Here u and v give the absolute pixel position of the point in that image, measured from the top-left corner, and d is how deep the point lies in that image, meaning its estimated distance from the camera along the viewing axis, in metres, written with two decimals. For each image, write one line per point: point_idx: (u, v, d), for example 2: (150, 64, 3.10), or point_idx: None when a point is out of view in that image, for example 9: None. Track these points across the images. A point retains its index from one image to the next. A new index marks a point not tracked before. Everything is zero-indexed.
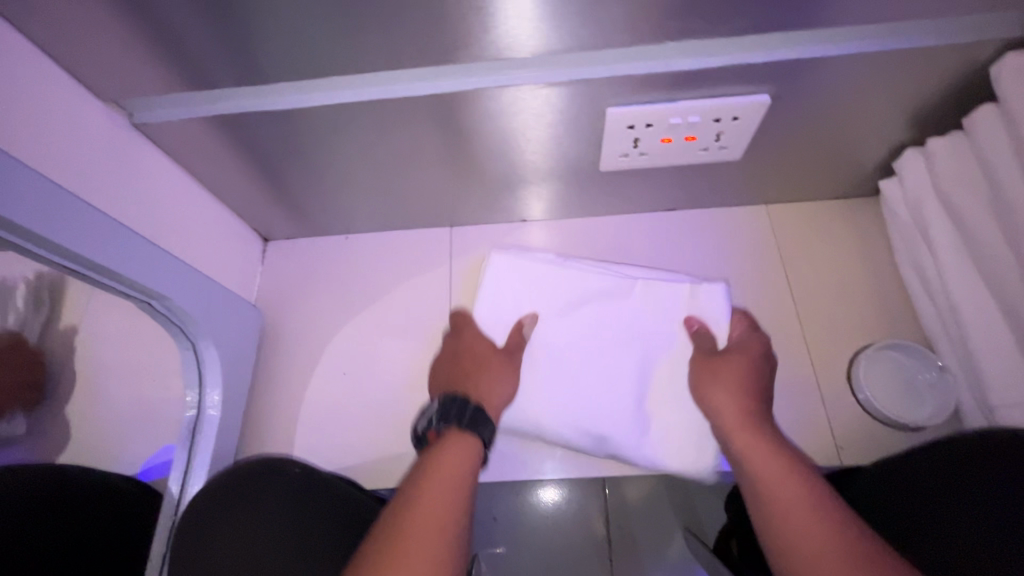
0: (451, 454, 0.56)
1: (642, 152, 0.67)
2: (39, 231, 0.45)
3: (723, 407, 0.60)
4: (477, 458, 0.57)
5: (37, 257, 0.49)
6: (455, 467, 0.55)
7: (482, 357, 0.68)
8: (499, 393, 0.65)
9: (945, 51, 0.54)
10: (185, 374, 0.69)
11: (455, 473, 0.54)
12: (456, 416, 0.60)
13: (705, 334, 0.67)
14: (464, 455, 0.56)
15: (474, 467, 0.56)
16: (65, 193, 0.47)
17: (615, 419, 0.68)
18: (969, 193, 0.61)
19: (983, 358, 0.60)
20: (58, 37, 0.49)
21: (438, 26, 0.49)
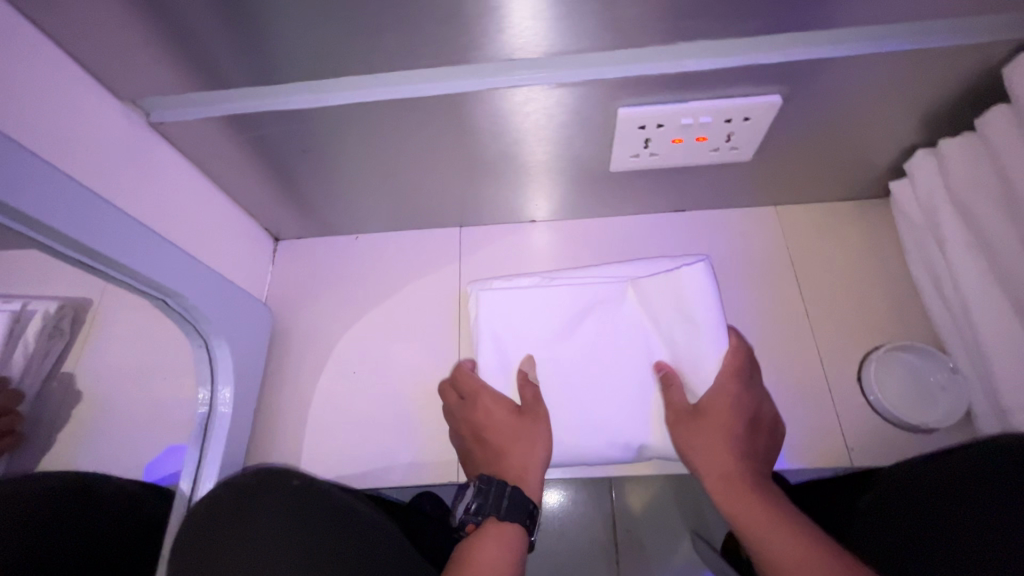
0: (495, 538, 0.57)
1: (652, 152, 0.67)
2: (57, 226, 0.45)
3: (706, 463, 0.60)
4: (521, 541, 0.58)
5: (54, 254, 0.49)
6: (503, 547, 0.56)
7: (502, 426, 0.66)
8: (534, 460, 0.64)
9: (958, 52, 0.54)
10: (197, 371, 0.69)
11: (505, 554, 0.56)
12: (498, 502, 0.59)
13: (674, 387, 0.65)
14: (510, 541, 0.57)
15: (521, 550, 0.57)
16: (81, 190, 0.47)
17: (633, 418, 0.67)
18: (982, 194, 0.61)
19: (996, 360, 0.60)
20: (79, 36, 0.50)
21: (452, 26, 0.50)
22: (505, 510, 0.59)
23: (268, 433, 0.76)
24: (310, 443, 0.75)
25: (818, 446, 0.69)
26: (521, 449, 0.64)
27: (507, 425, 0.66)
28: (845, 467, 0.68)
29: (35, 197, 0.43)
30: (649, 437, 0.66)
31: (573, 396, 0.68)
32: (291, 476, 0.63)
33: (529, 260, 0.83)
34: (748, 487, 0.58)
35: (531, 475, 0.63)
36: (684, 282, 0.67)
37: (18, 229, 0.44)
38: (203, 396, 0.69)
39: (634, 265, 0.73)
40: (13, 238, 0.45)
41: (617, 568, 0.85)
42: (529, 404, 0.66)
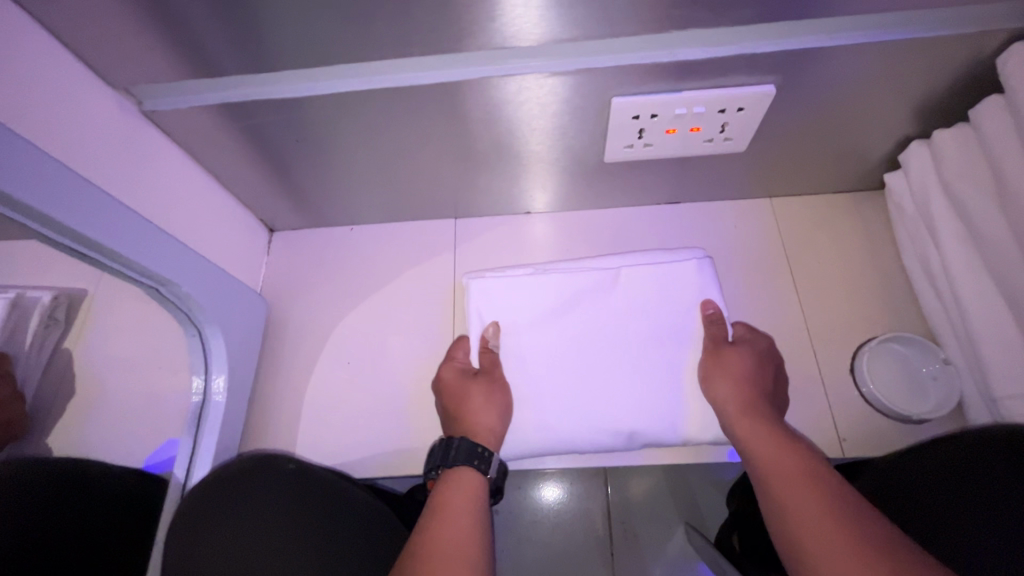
0: (460, 488, 0.59)
1: (647, 143, 0.67)
2: (48, 213, 0.45)
3: (726, 393, 0.63)
4: (481, 486, 0.60)
5: (43, 240, 0.49)
6: (464, 499, 0.58)
7: (461, 387, 0.68)
8: (489, 417, 0.66)
9: (952, 42, 0.54)
10: (192, 361, 0.70)
11: (466, 507, 0.57)
12: (446, 453, 0.63)
13: (717, 324, 0.68)
14: (472, 491, 0.60)
15: (482, 498, 0.59)
16: (72, 176, 0.47)
17: (632, 405, 0.67)
18: (975, 185, 0.61)
19: (987, 351, 0.60)
20: (70, 23, 0.50)
21: (445, 13, 0.49)
22: (456, 457, 0.62)
23: (263, 423, 0.76)
24: (305, 433, 0.75)
25: (809, 436, 0.70)
26: (478, 408, 0.66)
27: (464, 387, 0.68)
28: (836, 458, 0.69)
29: (27, 182, 0.43)
30: (641, 425, 0.66)
31: (564, 386, 0.68)
32: (284, 459, 0.62)
33: (525, 251, 0.83)
34: (767, 420, 0.60)
35: (486, 429, 0.65)
36: (686, 271, 0.70)
37: (7, 214, 0.44)
38: (196, 385, 0.70)
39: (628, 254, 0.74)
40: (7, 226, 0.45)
41: (610, 557, 0.86)
42: (484, 368, 0.69)
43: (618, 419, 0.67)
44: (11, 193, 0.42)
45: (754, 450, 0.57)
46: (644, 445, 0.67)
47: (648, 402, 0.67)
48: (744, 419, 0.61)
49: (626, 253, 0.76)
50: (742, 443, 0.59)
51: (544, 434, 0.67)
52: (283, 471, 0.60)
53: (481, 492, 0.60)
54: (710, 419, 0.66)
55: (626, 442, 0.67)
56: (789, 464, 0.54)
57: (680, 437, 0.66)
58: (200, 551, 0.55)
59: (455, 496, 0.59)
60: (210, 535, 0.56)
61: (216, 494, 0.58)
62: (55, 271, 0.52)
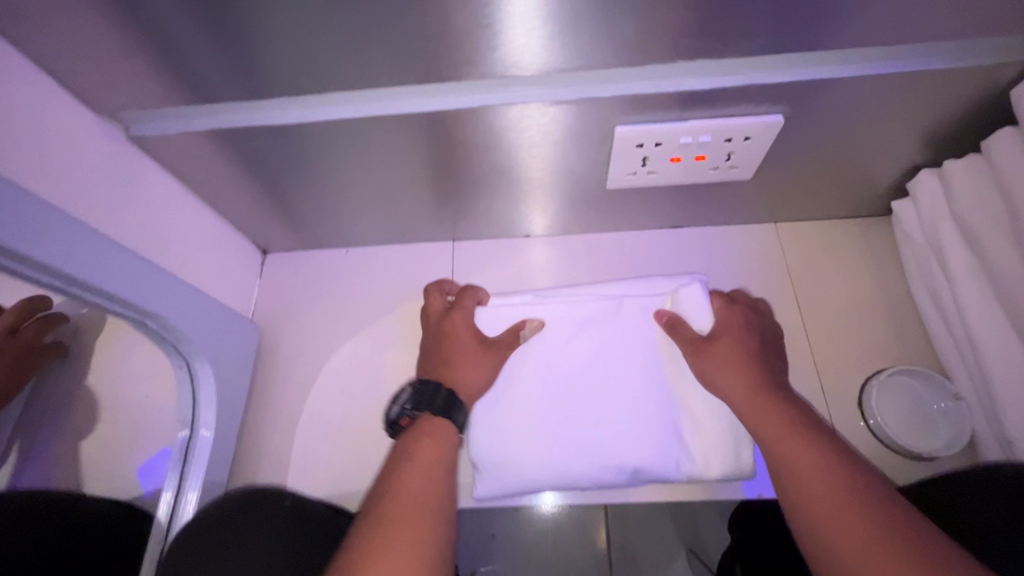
0: (428, 448, 0.58)
1: (650, 170, 0.65)
2: (24, 250, 0.43)
3: (731, 386, 0.60)
4: (452, 447, 0.59)
5: (11, 272, 0.46)
6: (430, 461, 0.57)
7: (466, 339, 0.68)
8: (478, 380, 0.65)
9: (964, 74, 0.52)
10: (179, 394, 0.67)
11: (433, 470, 0.56)
12: (433, 400, 0.61)
13: (677, 327, 0.65)
14: (440, 450, 0.58)
15: (451, 461, 0.58)
16: (45, 207, 0.45)
17: (635, 441, 0.65)
18: (987, 216, 0.59)
19: (1000, 388, 0.58)
20: (54, 50, 0.48)
21: (442, 42, 0.48)
22: (437, 407, 0.61)
23: (252, 453, 0.73)
24: (296, 465, 0.72)
25: None
26: (472, 365, 0.65)
27: (472, 344, 0.67)
28: None
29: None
30: (645, 462, 0.64)
31: (564, 419, 0.66)
32: (279, 496, 0.61)
33: (524, 276, 0.81)
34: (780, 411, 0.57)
35: (469, 388, 0.64)
36: (682, 300, 0.67)
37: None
38: (182, 418, 0.67)
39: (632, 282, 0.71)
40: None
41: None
42: (501, 340, 0.68)
43: (619, 456, 0.65)
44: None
45: (773, 451, 0.55)
46: (647, 481, 0.65)
47: (651, 438, 0.65)
48: (758, 414, 0.57)
49: (629, 279, 0.74)
50: (759, 439, 0.57)
51: (542, 471, 0.65)
52: (279, 506, 0.60)
53: (451, 454, 0.59)
54: (716, 457, 0.64)
55: (627, 481, 0.65)
56: (817, 476, 0.51)
57: (686, 475, 0.64)
58: None
59: (419, 459, 0.57)
60: None
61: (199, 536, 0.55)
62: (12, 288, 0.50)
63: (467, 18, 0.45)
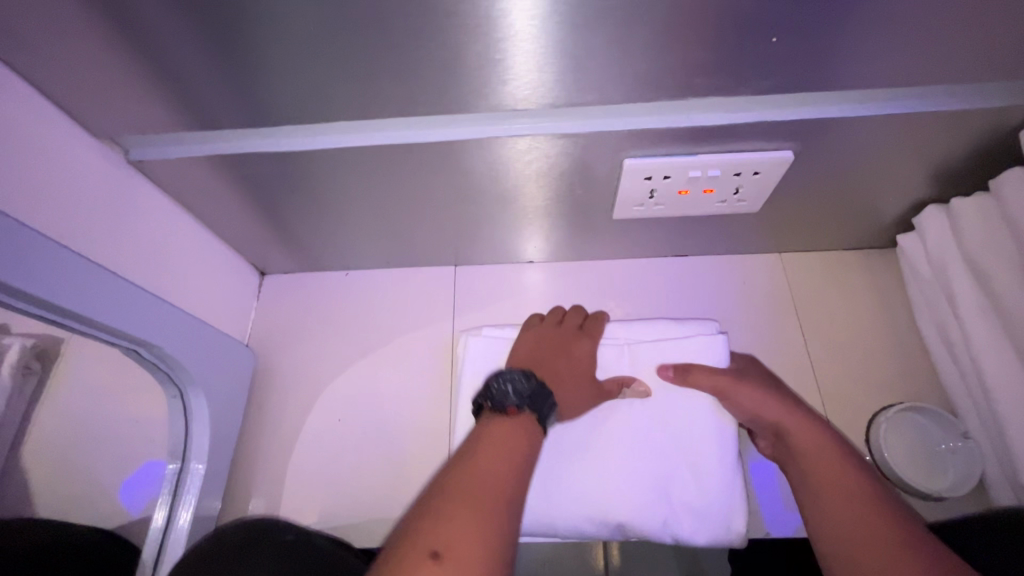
0: (510, 426, 0.54)
1: (657, 202, 0.64)
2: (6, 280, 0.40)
3: (767, 403, 0.62)
4: (536, 439, 0.54)
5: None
6: (511, 439, 0.53)
7: (576, 361, 0.66)
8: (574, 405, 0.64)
9: (975, 115, 0.52)
10: (173, 425, 0.65)
11: (513, 450, 0.52)
12: (542, 406, 0.57)
13: (689, 371, 0.65)
14: (524, 431, 0.54)
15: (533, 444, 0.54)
16: (27, 228, 0.42)
17: (626, 501, 0.62)
18: (997, 255, 0.58)
19: (1010, 429, 0.57)
20: (54, 76, 0.47)
21: (453, 76, 0.47)
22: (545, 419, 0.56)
23: (244, 484, 0.71)
24: (290, 496, 0.70)
25: None
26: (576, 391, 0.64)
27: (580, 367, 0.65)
28: None
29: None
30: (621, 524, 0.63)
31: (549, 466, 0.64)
32: (283, 528, 0.58)
33: (524, 303, 0.79)
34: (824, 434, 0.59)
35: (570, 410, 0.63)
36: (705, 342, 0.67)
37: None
38: (175, 449, 0.65)
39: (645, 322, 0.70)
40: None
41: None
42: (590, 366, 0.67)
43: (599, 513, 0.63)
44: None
45: (807, 465, 0.57)
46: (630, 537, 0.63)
47: (642, 493, 0.62)
48: (800, 434, 0.60)
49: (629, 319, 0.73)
50: (798, 458, 0.58)
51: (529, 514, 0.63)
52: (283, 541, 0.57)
53: (536, 443, 0.54)
54: (704, 520, 0.61)
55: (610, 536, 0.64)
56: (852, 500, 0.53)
57: (672, 534, 0.61)
58: None
59: (499, 432, 0.54)
60: None
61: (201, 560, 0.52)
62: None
63: (477, 50, 0.44)
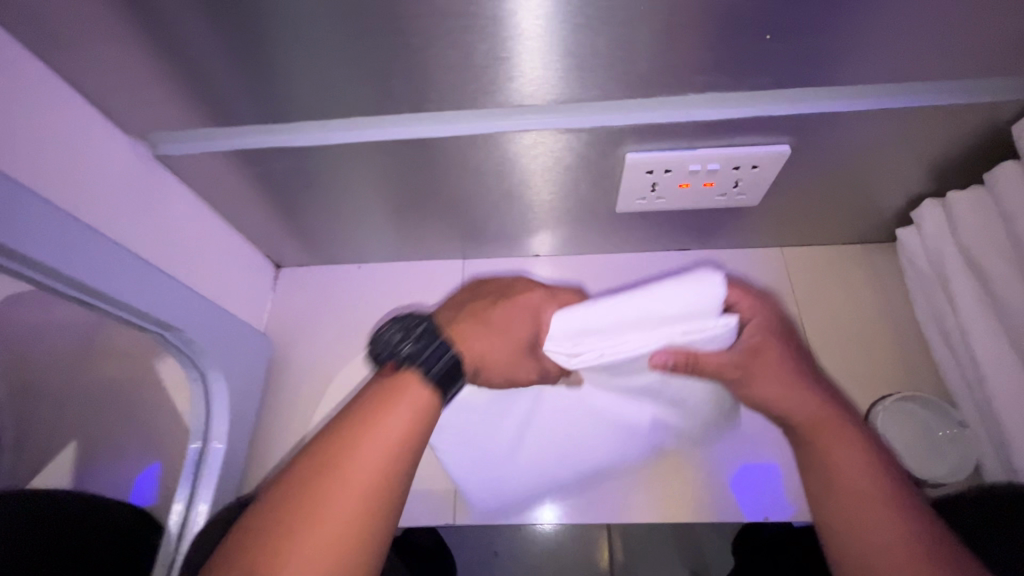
0: (392, 410, 0.49)
1: (659, 196, 0.66)
2: (43, 259, 0.44)
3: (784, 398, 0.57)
4: (422, 420, 0.49)
5: (26, 279, 0.47)
6: (390, 432, 0.48)
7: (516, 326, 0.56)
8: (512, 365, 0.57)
9: (968, 110, 0.54)
10: (194, 406, 0.68)
11: (387, 439, 0.47)
12: (433, 351, 0.52)
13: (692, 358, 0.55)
14: (401, 420, 0.48)
15: (415, 430, 0.48)
16: (65, 215, 0.46)
17: (617, 448, 0.69)
18: (991, 247, 0.60)
19: (1005, 416, 0.58)
20: (90, 75, 0.51)
21: (463, 73, 0.50)
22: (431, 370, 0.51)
23: (260, 465, 0.74)
24: None
25: None
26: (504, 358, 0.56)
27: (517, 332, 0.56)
28: None
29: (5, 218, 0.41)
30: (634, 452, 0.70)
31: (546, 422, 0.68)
32: None
33: None
34: (847, 434, 0.55)
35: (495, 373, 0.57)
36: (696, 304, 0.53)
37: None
38: (197, 428, 0.68)
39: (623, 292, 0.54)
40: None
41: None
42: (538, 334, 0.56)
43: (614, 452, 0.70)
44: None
45: (825, 471, 0.53)
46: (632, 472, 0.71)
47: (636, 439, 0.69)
48: (822, 436, 0.55)
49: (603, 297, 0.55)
50: (817, 464, 0.54)
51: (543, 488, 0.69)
52: None
53: (418, 426, 0.49)
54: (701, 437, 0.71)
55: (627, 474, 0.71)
56: (873, 510, 0.49)
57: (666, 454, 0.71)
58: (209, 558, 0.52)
59: (373, 429, 0.48)
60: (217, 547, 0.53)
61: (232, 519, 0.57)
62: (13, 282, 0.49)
63: (485, 50, 0.47)
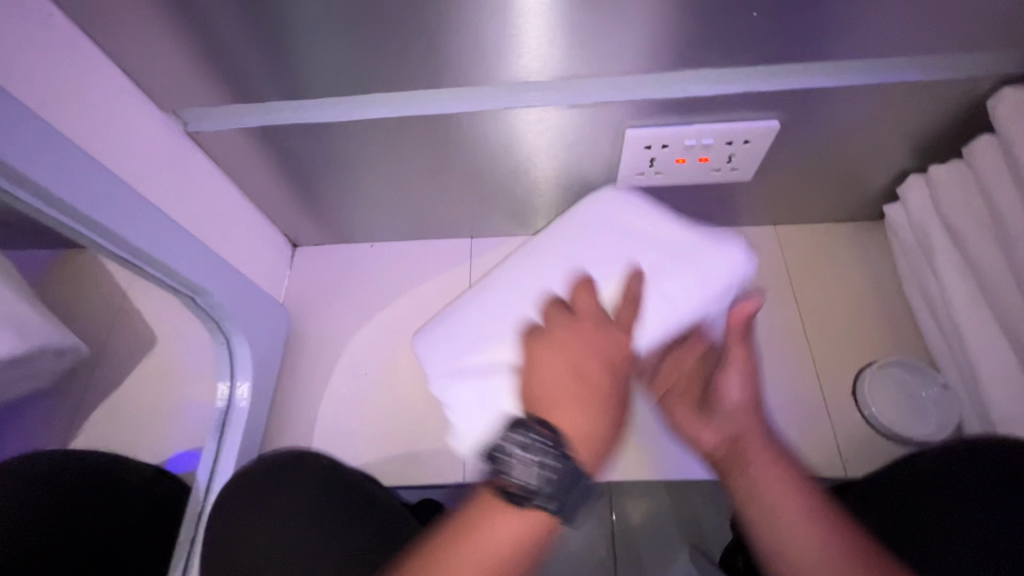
0: (501, 530, 0.42)
1: (658, 171, 0.70)
2: (90, 214, 0.48)
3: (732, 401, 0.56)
4: (538, 538, 0.43)
5: (73, 234, 0.51)
6: (500, 549, 0.42)
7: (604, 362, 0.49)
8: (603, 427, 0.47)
9: (945, 84, 0.58)
10: (218, 369, 0.72)
11: (495, 560, 0.41)
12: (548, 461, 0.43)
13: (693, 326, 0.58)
14: (515, 537, 0.42)
15: (529, 545, 0.43)
16: (111, 178, 0.50)
17: None
18: (969, 216, 0.64)
19: (983, 375, 0.62)
20: (132, 51, 0.55)
21: (475, 50, 0.54)
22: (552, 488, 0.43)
23: (280, 430, 0.78)
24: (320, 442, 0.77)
25: (811, 456, 0.71)
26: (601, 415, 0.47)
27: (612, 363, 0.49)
28: (839, 477, 0.70)
29: (62, 173, 0.45)
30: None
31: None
32: (313, 457, 0.65)
33: None
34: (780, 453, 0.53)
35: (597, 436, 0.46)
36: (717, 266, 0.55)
37: (45, 211, 0.47)
38: (222, 390, 0.72)
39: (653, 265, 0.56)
40: (42, 218, 0.48)
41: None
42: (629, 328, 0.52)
43: None
44: (47, 185, 0.44)
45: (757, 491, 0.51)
46: None
47: None
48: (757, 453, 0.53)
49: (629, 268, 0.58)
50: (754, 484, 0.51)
51: None
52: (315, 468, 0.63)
53: (535, 542, 0.43)
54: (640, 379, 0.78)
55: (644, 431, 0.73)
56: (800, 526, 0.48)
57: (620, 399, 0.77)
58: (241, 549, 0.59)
59: (479, 553, 0.41)
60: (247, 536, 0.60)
61: (251, 495, 0.62)
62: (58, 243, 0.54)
63: (495, 27, 0.51)
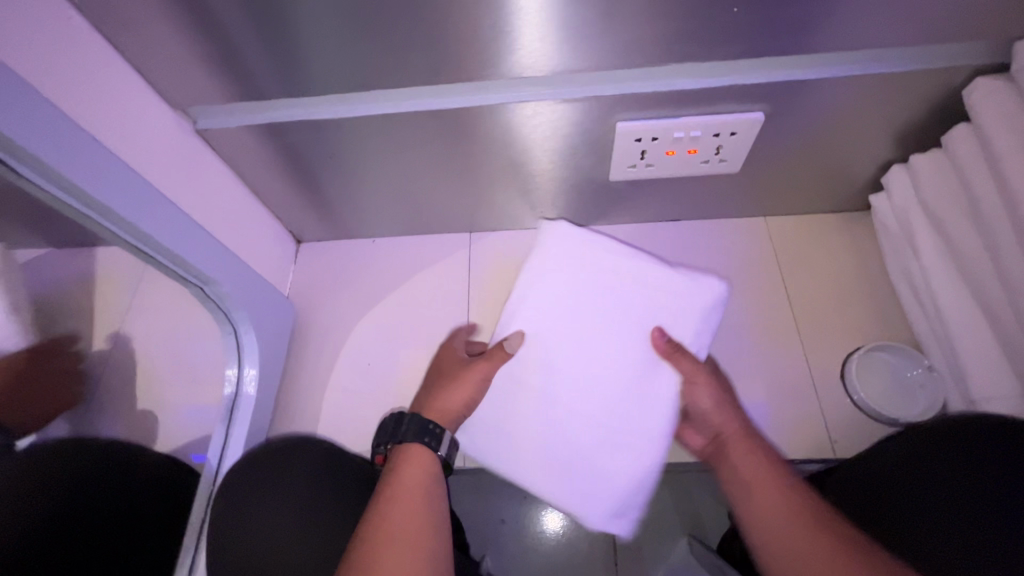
0: (408, 474, 0.59)
1: (648, 163, 0.73)
2: (110, 205, 0.51)
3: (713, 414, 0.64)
4: (431, 470, 0.60)
5: (95, 226, 0.55)
6: (413, 485, 0.58)
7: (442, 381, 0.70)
8: (455, 403, 0.66)
9: (921, 75, 0.60)
10: (227, 355, 0.75)
11: (414, 498, 0.57)
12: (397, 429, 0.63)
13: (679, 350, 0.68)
14: (420, 474, 0.59)
15: (429, 478, 0.59)
16: (127, 173, 0.53)
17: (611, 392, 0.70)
18: (948, 202, 0.66)
19: (965, 356, 0.64)
20: (145, 52, 0.58)
21: (469, 47, 0.57)
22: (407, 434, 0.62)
23: (287, 418, 0.81)
24: (326, 429, 0.80)
25: (799, 437, 0.74)
26: (451, 391, 0.67)
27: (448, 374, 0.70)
28: (828, 458, 0.72)
29: (80, 164, 0.48)
30: (644, 379, 0.69)
31: (550, 364, 0.71)
32: (311, 440, 0.68)
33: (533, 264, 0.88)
34: (758, 450, 0.60)
35: (448, 407, 0.66)
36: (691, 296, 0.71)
37: (68, 202, 0.50)
38: (230, 374, 0.75)
39: (638, 293, 0.72)
40: (64, 208, 0.51)
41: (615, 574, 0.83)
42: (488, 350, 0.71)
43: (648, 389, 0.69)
44: (69, 175, 0.47)
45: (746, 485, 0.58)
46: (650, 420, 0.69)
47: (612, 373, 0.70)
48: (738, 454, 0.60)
49: (623, 300, 0.73)
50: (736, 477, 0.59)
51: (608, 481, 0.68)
52: (313, 448, 0.66)
53: (431, 475, 0.60)
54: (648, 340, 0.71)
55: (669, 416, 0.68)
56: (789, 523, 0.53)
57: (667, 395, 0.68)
58: (243, 531, 0.60)
59: (401, 489, 0.57)
60: (248, 519, 0.61)
61: (254, 475, 0.63)
62: (76, 237, 0.57)
63: (489, 24, 0.54)
